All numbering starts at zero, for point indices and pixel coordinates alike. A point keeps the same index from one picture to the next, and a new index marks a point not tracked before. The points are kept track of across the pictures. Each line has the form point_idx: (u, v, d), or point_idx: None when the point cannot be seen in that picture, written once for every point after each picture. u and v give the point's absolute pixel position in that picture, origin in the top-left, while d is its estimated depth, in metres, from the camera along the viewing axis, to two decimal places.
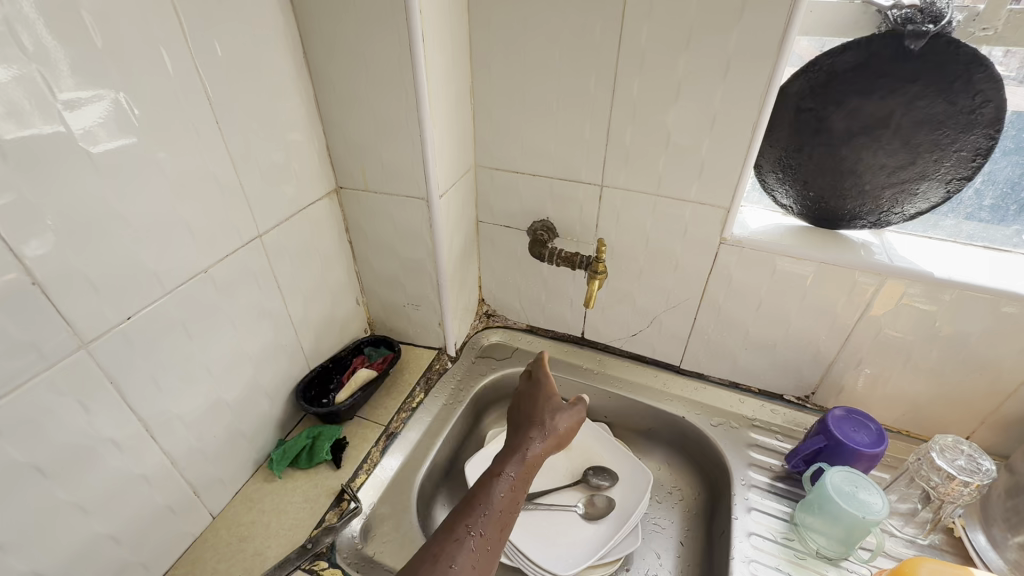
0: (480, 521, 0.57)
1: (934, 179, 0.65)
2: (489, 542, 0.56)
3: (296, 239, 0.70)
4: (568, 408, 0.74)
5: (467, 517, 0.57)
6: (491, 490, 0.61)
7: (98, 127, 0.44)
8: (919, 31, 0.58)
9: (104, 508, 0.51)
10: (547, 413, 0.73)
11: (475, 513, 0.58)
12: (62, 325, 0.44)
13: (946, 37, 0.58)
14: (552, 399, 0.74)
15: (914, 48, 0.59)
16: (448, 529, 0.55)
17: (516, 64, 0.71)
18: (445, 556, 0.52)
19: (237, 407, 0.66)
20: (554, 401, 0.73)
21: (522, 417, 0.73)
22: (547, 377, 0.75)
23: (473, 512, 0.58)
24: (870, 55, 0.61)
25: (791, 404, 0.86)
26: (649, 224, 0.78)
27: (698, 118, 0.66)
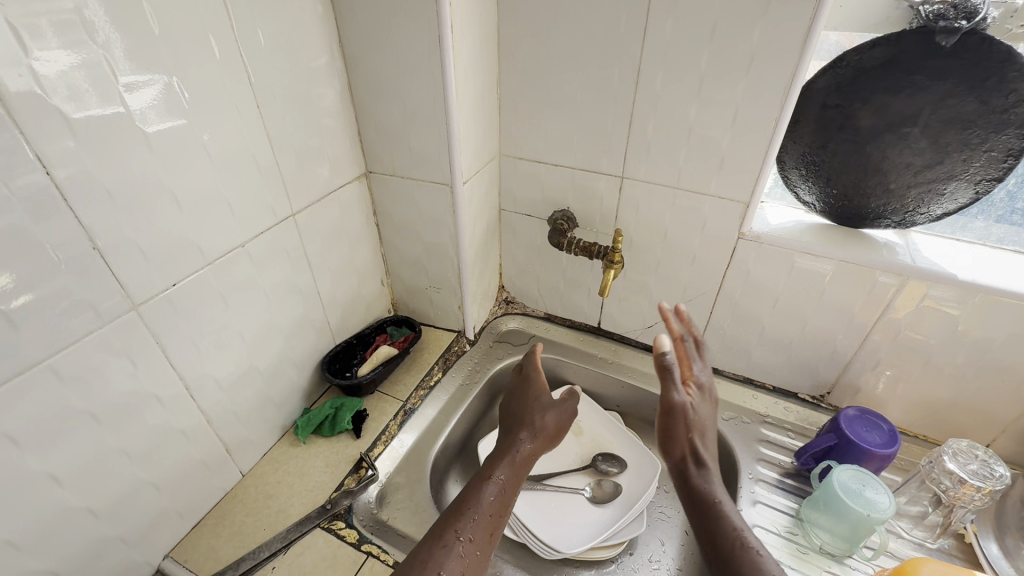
0: (469, 524, 0.57)
1: (962, 179, 0.64)
2: (478, 545, 0.56)
3: (326, 219, 0.74)
4: (553, 406, 0.79)
5: (457, 519, 0.58)
6: (480, 492, 0.62)
7: (153, 109, 0.48)
8: (951, 27, 0.57)
9: (148, 457, 0.56)
10: (535, 414, 0.77)
11: (465, 515, 0.58)
12: (116, 287, 0.49)
13: (980, 34, 0.57)
14: (540, 399, 0.78)
15: (946, 44, 0.58)
16: (436, 536, 0.55)
17: (542, 55, 0.73)
18: (434, 562, 0.52)
19: (268, 375, 0.71)
20: (541, 400, 0.78)
21: (510, 419, 0.77)
22: (537, 376, 0.81)
23: (461, 516, 0.58)
24: (900, 51, 0.61)
25: (805, 402, 0.86)
26: (668, 217, 0.79)
27: (720, 112, 0.67)
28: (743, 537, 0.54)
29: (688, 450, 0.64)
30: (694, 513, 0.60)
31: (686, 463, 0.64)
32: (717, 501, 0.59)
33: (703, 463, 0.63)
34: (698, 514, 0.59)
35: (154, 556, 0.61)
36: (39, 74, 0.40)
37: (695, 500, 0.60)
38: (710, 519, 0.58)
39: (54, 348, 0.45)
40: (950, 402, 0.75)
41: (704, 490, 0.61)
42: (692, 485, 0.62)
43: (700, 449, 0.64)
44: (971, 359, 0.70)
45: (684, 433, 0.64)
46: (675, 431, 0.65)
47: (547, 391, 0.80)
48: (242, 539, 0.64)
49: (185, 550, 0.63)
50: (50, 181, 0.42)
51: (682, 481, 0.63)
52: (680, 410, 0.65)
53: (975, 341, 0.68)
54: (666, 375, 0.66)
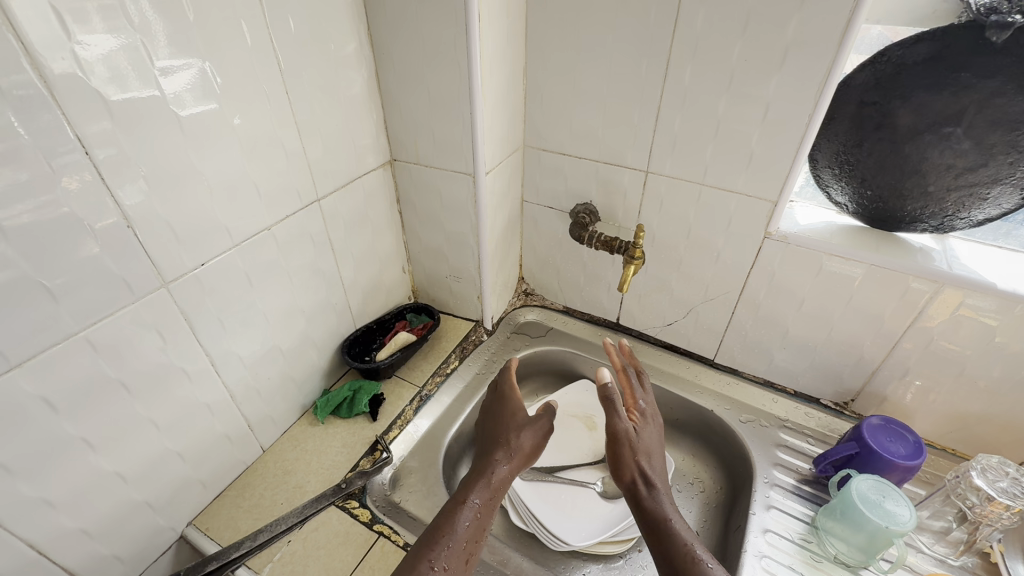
0: (443, 554, 0.56)
1: (1007, 183, 0.60)
2: (454, 575, 0.55)
3: (350, 205, 0.76)
4: (534, 422, 0.73)
5: (430, 549, 0.56)
6: (455, 520, 0.59)
7: (187, 94, 0.50)
8: (1003, 22, 0.54)
9: (174, 428, 0.59)
10: (511, 429, 0.72)
11: (439, 546, 0.56)
12: (149, 265, 0.51)
13: None
14: (518, 416, 0.73)
15: (997, 40, 0.55)
16: (410, 567, 0.54)
17: (569, 45, 0.72)
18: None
19: (290, 355, 0.73)
20: (518, 416, 0.72)
21: (487, 437, 0.72)
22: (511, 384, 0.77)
23: (435, 549, 0.56)
24: (945, 46, 0.58)
25: (827, 409, 0.84)
26: (692, 213, 0.77)
27: (751, 107, 0.65)
28: (695, 556, 0.54)
29: (637, 475, 0.63)
30: (650, 538, 0.58)
31: (636, 489, 0.62)
32: (670, 524, 0.58)
33: (653, 487, 0.62)
34: (655, 540, 0.58)
35: (178, 522, 0.64)
36: (81, 56, 0.42)
37: (649, 524, 0.59)
38: (664, 542, 0.57)
39: (91, 319, 0.48)
40: (982, 415, 0.71)
41: (660, 514, 0.59)
42: (645, 510, 0.61)
43: (649, 472, 0.63)
44: (1008, 372, 0.66)
45: (634, 460, 0.64)
46: (623, 458, 0.64)
47: (524, 407, 0.74)
48: (261, 511, 0.67)
49: (207, 518, 0.66)
50: (90, 160, 0.44)
51: (636, 506, 0.62)
52: (623, 437, 0.65)
53: (1013, 354, 0.65)
54: (609, 403, 0.67)
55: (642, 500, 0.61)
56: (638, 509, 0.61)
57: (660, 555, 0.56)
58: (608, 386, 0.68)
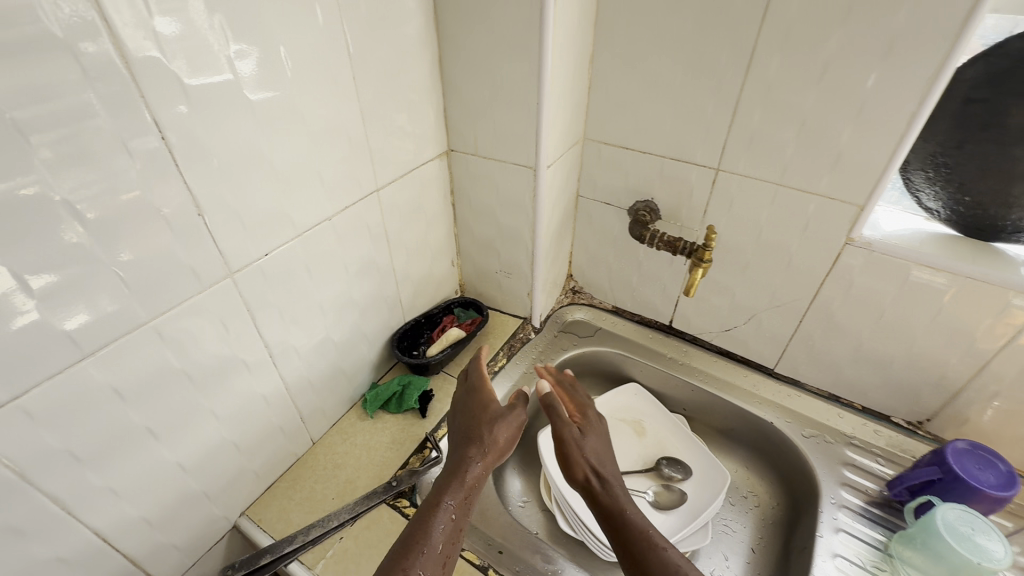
0: (420, 561, 0.51)
1: None
2: None
3: (407, 197, 0.74)
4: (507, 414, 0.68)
5: (404, 558, 0.51)
6: (430, 527, 0.55)
7: (259, 78, 0.48)
8: None
9: (233, 419, 0.58)
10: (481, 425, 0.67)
11: (415, 554, 0.52)
12: (216, 255, 0.50)
13: None
14: (489, 409, 0.68)
15: None
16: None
17: (642, 33, 0.68)
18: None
19: (342, 347, 0.72)
20: (491, 409, 0.67)
21: (457, 433, 0.67)
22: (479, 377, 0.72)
23: (409, 560, 0.51)
24: None
25: (898, 427, 0.79)
26: (765, 215, 0.73)
27: (844, 102, 0.60)
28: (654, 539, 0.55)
29: (588, 473, 0.63)
30: (611, 532, 0.58)
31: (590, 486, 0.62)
32: (627, 514, 0.58)
33: (607, 481, 0.61)
34: (616, 534, 0.57)
35: (232, 512, 0.63)
36: (161, 36, 0.40)
37: (608, 517, 0.58)
38: (626, 534, 0.56)
39: (160, 309, 0.47)
40: None
41: (616, 506, 0.59)
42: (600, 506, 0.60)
43: (598, 468, 0.63)
44: None
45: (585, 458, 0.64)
46: (573, 457, 0.64)
47: (496, 399, 0.69)
48: (313, 505, 0.66)
49: (259, 510, 0.65)
50: (164, 146, 0.43)
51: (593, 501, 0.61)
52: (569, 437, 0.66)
53: None
54: (553, 410, 0.69)
55: (598, 495, 0.61)
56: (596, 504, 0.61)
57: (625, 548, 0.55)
58: (547, 395, 0.70)
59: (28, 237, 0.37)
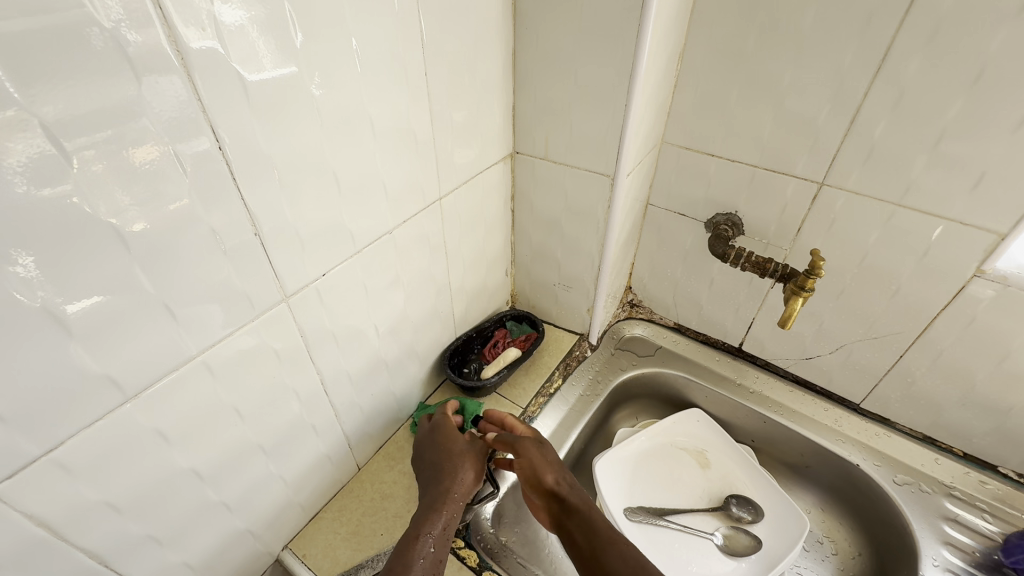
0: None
1: None
2: None
3: (468, 204, 0.67)
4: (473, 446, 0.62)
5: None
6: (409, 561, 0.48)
7: (326, 73, 0.41)
8: None
9: (281, 450, 0.53)
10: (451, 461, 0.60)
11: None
12: (271, 279, 0.44)
13: None
14: (455, 441, 0.61)
15: None
16: None
17: (749, 24, 0.59)
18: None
19: (393, 368, 0.66)
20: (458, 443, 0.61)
21: (426, 469, 0.59)
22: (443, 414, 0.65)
23: None
24: None
25: (1006, 479, 0.70)
26: (874, 237, 0.64)
27: (998, 115, 0.51)
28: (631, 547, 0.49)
29: (540, 484, 0.57)
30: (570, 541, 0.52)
31: (548, 502, 0.56)
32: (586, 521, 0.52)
33: (559, 486, 0.56)
34: (574, 543, 0.51)
35: (275, 545, 0.58)
36: (220, 23, 0.33)
37: (566, 525, 0.53)
38: (584, 542, 0.51)
39: (208, 341, 0.41)
40: None
41: (574, 511, 0.54)
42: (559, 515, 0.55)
43: (548, 472, 0.57)
44: None
45: (534, 470, 0.58)
46: (526, 471, 0.58)
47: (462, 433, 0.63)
48: (360, 541, 0.61)
49: (304, 544, 0.60)
50: (219, 153, 0.36)
51: (553, 514, 0.56)
52: (517, 449, 0.60)
53: None
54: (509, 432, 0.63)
55: (557, 504, 0.56)
56: (554, 516, 0.56)
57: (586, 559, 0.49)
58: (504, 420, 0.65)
59: (64, 255, 0.31)
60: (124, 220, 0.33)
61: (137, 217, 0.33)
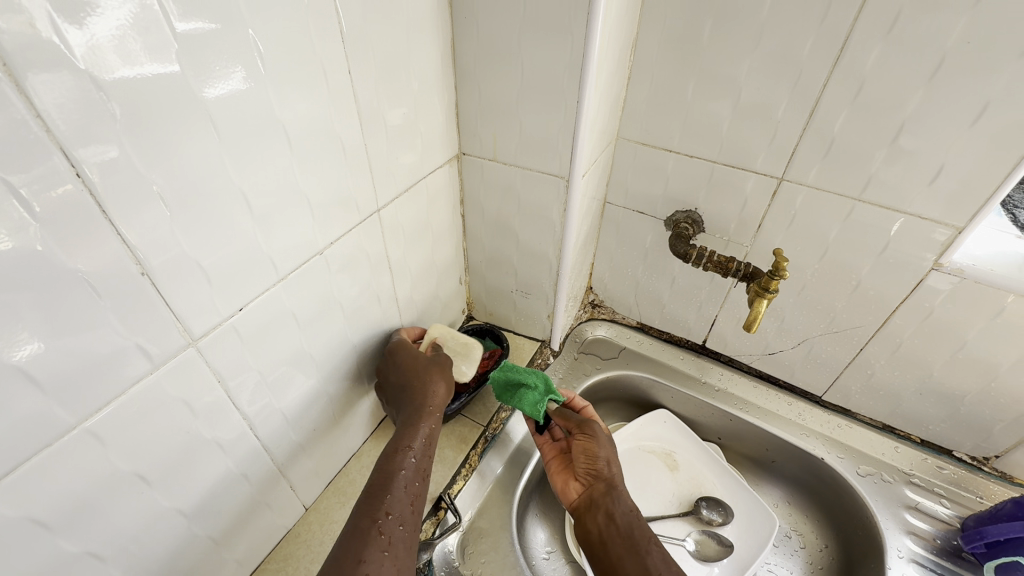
0: (390, 500, 0.48)
1: None
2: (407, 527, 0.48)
3: (412, 213, 0.61)
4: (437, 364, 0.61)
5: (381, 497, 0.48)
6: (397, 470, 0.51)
7: (217, 75, 0.34)
8: None
9: (205, 509, 0.46)
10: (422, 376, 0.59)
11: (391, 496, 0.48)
12: (171, 321, 0.37)
13: None
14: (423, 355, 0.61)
15: None
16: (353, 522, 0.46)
17: (704, 11, 0.55)
18: (352, 551, 0.43)
19: (337, 398, 0.60)
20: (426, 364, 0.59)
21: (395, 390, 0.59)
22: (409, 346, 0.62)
23: (373, 508, 0.47)
24: None
25: (962, 463, 0.72)
26: (835, 232, 0.62)
27: (956, 107, 0.49)
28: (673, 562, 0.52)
29: (599, 467, 0.60)
30: (611, 522, 0.56)
31: (596, 485, 0.59)
32: (634, 514, 0.56)
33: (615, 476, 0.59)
34: (616, 529, 0.55)
35: None
36: (57, 16, 0.26)
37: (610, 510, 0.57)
38: (627, 532, 0.54)
39: (91, 408, 0.34)
40: None
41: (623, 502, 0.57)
42: (603, 501, 0.58)
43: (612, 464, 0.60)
44: None
45: (601, 454, 0.60)
46: (591, 451, 0.61)
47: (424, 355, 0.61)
48: None
49: None
50: (79, 181, 0.29)
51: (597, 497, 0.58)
52: (587, 429, 0.62)
53: None
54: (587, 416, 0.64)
55: (607, 489, 0.58)
56: (596, 499, 0.58)
57: (625, 545, 0.53)
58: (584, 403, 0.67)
59: None
60: (14, 245, 0.28)
61: (42, 236, 0.29)
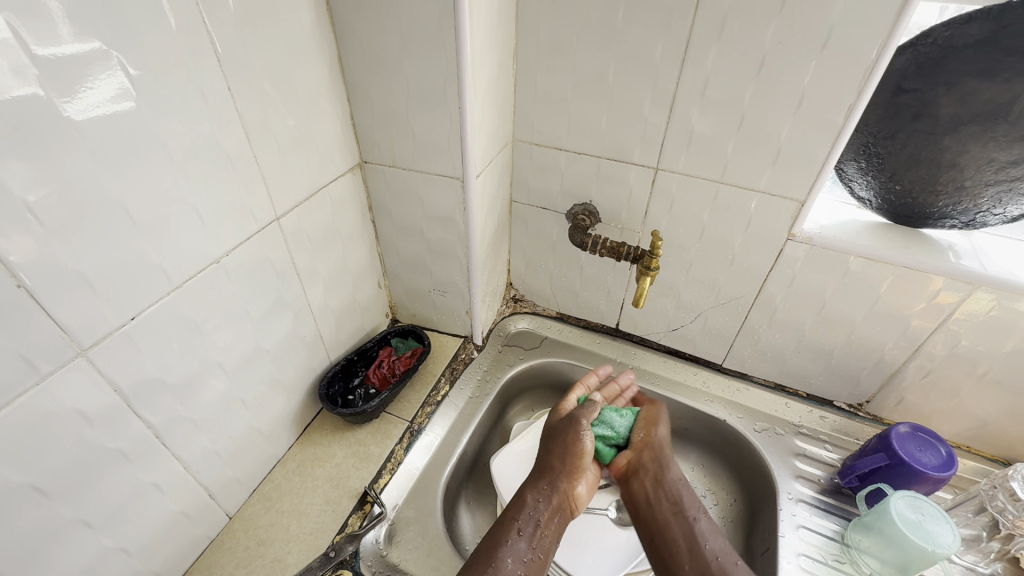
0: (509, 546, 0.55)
1: None
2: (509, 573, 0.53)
3: (316, 221, 0.63)
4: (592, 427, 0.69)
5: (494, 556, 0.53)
6: (511, 537, 0.56)
7: (84, 95, 0.36)
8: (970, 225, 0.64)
9: (114, 521, 0.47)
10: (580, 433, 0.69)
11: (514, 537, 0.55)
12: (55, 332, 0.38)
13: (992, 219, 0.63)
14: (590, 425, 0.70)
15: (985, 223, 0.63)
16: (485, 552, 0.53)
17: (569, 22, 0.62)
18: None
19: (254, 405, 0.61)
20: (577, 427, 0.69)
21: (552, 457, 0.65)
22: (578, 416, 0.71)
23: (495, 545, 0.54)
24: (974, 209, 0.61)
25: (842, 411, 0.81)
26: (707, 213, 0.69)
27: (780, 97, 0.57)
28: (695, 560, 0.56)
29: (657, 463, 0.65)
30: (660, 509, 0.61)
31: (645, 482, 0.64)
32: (689, 510, 0.60)
33: (674, 475, 0.63)
34: (660, 520, 0.60)
35: None
36: None
37: (657, 499, 0.62)
38: (668, 524, 0.59)
39: None
40: (1001, 414, 0.69)
41: (674, 494, 0.61)
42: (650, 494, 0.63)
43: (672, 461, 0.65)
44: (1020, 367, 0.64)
45: (661, 454, 0.66)
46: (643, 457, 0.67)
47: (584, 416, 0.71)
48: None
49: None
50: None
51: (645, 489, 0.63)
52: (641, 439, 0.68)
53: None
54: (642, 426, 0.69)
55: (659, 480, 0.63)
56: (642, 488, 0.64)
57: (671, 526, 0.59)
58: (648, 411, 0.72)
59: None
60: None
61: None
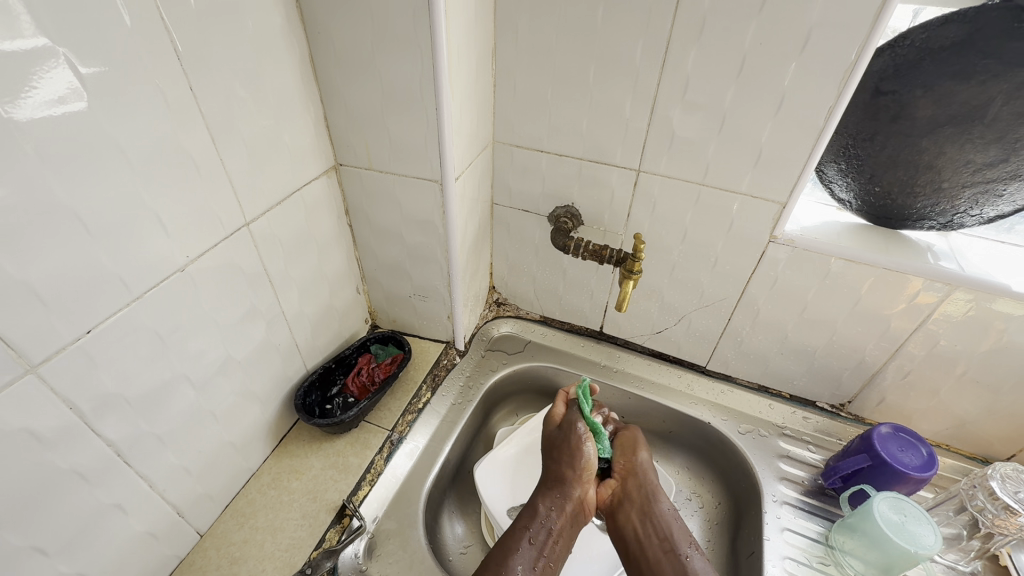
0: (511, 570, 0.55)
1: (1012, 192, 0.57)
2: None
3: (289, 227, 0.61)
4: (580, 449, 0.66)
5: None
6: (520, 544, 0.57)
7: (28, 93, 0.34)
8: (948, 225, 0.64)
9: (72, 546, 0.45)
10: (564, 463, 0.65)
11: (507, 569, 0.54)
12: (0, 348, 0.36)
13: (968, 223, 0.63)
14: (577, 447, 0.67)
15: (964, 224, 0.63)
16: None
17: (548, 22, 0.61)
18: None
19: (226, 418, 0.59)
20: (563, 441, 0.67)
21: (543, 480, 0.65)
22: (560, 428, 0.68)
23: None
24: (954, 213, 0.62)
25: (824, 411, 0.81)
26: (689, 216, 0.69)
27: (761, 99, 0.57)
28: None
29: (641, 497, 0.63)
30: (650, 547, 0.59)
31: (631, 514, 0.62)
32: (680, 547, 0.57)
33: (661, 507, 0.61)
34: (651, 558, 0.57)
35: None
36: None
37: (646, 535, 0.60)
38: (659, 562, 0.57)
39: None
40: (980, 413, 0.70)
41: (663, 529, 0.59)
42: (638, 529, 0.61)
43: (659, 494, 0.63)
44: (998, 367, 0.65)
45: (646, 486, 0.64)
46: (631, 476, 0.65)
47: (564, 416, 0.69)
48: None
49: None
50: None
51: (630, 525, 0.61)
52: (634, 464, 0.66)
53: (1001, 350, 0.63)
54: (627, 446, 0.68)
55: (646, 517, 0.61)
56: (629, 521, 0.62)
57: (661, 562, 0.57)
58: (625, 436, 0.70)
59: None
60: None
61: None
